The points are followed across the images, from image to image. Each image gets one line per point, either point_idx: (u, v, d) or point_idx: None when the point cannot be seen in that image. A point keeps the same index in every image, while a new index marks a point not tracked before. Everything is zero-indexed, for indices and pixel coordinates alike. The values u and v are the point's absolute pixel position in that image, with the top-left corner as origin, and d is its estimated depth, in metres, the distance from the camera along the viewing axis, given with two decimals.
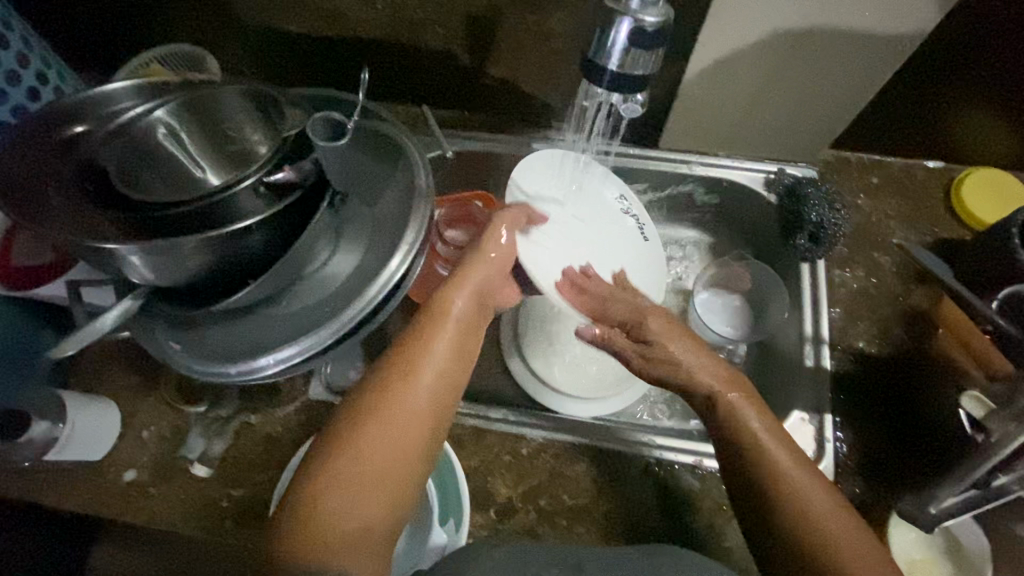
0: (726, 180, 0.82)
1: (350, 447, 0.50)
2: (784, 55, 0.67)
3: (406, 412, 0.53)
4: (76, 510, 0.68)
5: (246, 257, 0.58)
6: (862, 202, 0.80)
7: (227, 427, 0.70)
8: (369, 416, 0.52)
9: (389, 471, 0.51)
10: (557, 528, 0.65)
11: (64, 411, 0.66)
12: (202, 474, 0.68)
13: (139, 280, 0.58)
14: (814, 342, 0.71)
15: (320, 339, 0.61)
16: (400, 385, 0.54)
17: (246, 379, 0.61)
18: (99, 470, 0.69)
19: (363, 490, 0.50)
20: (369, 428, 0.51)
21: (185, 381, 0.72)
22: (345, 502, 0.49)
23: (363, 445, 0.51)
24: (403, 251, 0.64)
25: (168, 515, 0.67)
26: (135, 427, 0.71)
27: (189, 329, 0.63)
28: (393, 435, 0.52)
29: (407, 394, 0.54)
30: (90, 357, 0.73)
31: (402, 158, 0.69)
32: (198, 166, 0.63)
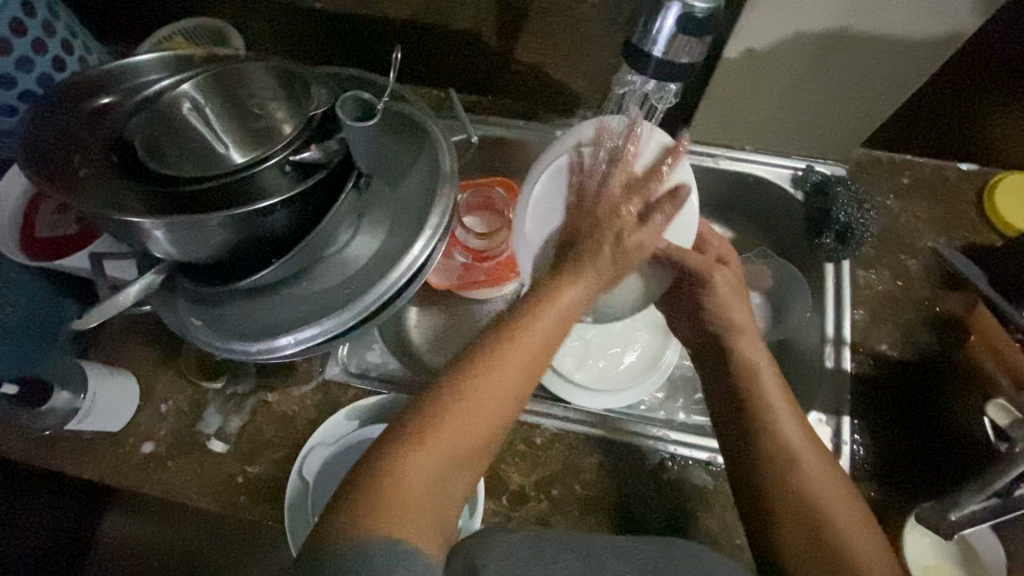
0: (753, 176, 0.81)
1: (436, 428, 0.46)
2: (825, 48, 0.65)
3: (503, 395, 0.48)
4: (95, 479, 0.69)
5: (270, 236, 0.58)
6: (893, 203, 0.79)
7: (244, 404, 0.71)
8: (460, 396, 0.47)
9: (468, 455, 0.47)
10: (569, 518, 0.65)
11: (85, 382, 0.66)
12: (219, 448, 0.69)
13: (163, 254, 0.58)
14: (836, 343, 0.71)
15: (341, 321, 0.61)
16: (513, 346, 0.49)
17: (266, 358, 0.61)
18: (118, 441, 0.70)
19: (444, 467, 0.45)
20: (466, 407, 0.46)
21: (204, 357, 0.73)
22: (439, 458, 0.45)
23: (450, 426, 0.46)
24: (426, 236, 0.63)
25: (185, 488, 0.68)
26: (154, 400, 0.72)
27: (211, 306, 0.63)
28: (495, 395, 0.47)
29: (504, 360, 0.48)
30: (111, 330, 0.74)
31: (427, 141, 0.68)
32: (221, 142, 0.61)
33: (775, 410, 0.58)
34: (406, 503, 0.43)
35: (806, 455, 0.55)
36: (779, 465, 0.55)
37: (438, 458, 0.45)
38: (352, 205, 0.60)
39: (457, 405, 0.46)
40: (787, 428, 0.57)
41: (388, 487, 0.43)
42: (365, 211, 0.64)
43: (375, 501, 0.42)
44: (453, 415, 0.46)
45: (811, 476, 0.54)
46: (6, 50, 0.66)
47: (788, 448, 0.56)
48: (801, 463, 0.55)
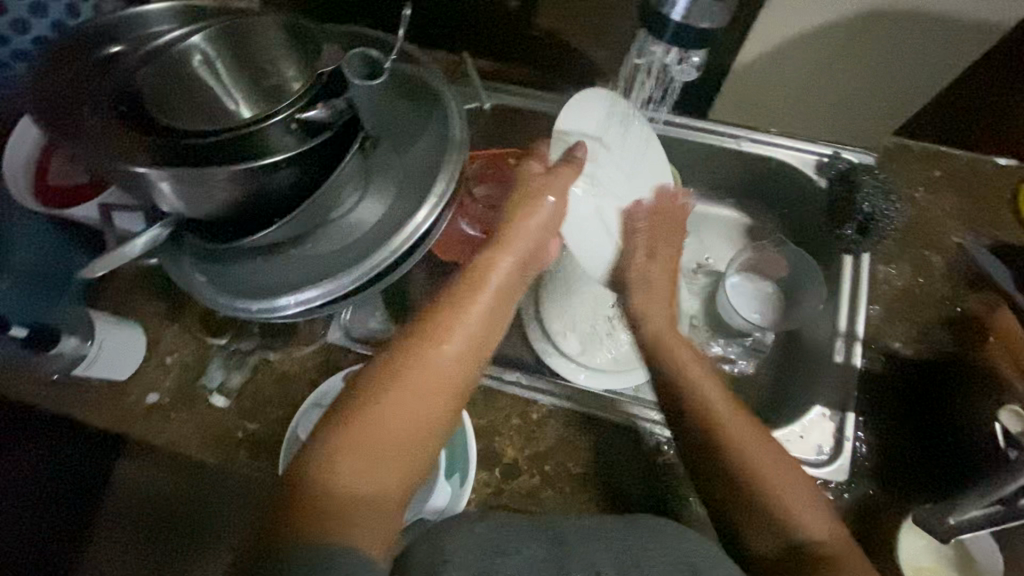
0: (774, 160, 0.77)
1: (360, 421, 0.45)
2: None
3: (431, 374, 0.48)
4: (101, 425, 0.71)
5: (274, 196, 0.57)
6: (921, 195, 0.75)
7: (246, 361, 0.71)
8: (384, 383, 0.47)
9: (399, 448, 0.45)
10: (559, 494, 0.65)
11: (92, 330, 0.68)
12: (221, 403, 0.70)
13: (169, 209, 0.58)
14: (846, 338, 0.68)
15: (342, 285, 0.61)
16: (438, 337, 0.49)
17: (266, 317, 0.61)
18: (123, 390, 0.71)
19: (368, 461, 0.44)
20: (394, 396, 0.46)
21: (209, 313, 0.74)
22: (367, 463, 0.44)
23: (382, 410, 0.45)
24: (431, 203, 0.62)
25: (186, 439, 0.69)
26: (159, 353, 0.73)
27: (215, 263, 0.63)
28: (418, 397, 0.47)
29: (432, 356, 0.48)
30: (120, 282, 0.75)
31: (438, 106, 0.66)
32: (231, 97, 0.62)
33: (705, 389, 0.57)
34: (344, 499, 0.43)
35: (748, 433, 0.54)
36: (734, 458, 0.53)
37: (361, 465, 0.44)
38: (357, 168, 0.59)
39: (383, 395, 0.46)
40: (725, 417, 0.55)
41: (319, 498, 0.42)
42: (371, 176, 0.63)
43: (303, 512, 0.42)
44: (380, 412, 0.45)
45: (755, 466, 0.52)
46: None
47: (736, 441, 0.54)
48: (738, 448, 0.53)
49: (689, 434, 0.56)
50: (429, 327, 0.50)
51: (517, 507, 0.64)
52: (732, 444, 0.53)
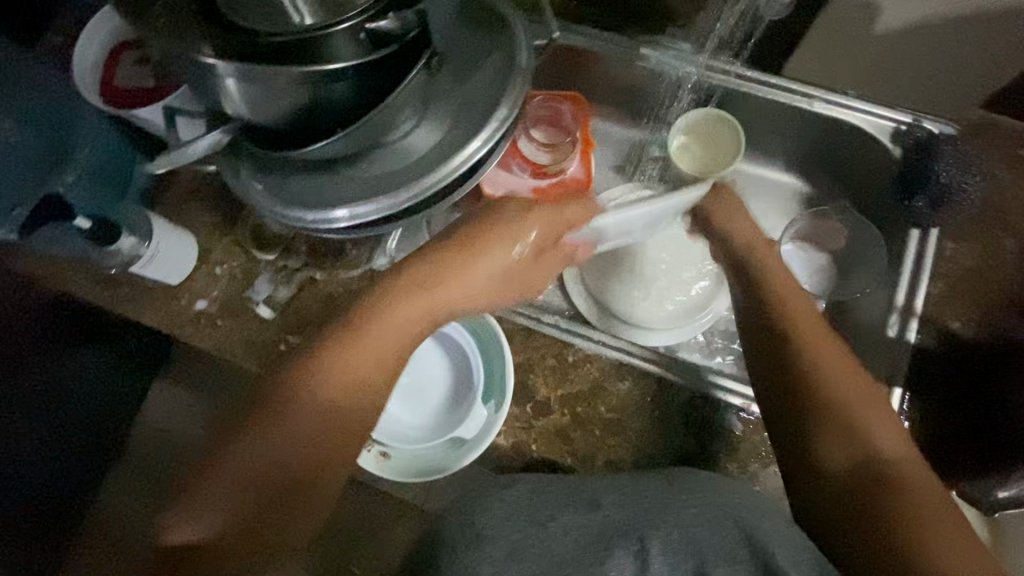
0: (847, 124, 0.73)
1: (288, 410, 0.55)
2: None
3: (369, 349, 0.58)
4: (152, 325, 0.73)
5: (336, 105, 0.57)
6: (1001, 174, 0.71)
7: (293, 277, 0.73)
8: (344, 353, 0.57)
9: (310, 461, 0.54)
10: (589, 436, 0.65)
11: (150, 231, 0.70)
12: (266, 315, 0.72)
13: (234, 112, 0.58)
14: (903, 312, 0.66)
15: (395, 203, 0.61)
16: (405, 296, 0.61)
17: (319, 229, 0.62)
18: (175, 294, 0.74)
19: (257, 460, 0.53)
20: (296, 416, 0.55)
21: (261, 229, 0.75)
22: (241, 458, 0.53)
23: (298, 412, 0.55)
24: (491, 130, 0.61)
25: (232, 346, 0.72)
26: (210, 263, 0.74)
27: (272, 172, 0.64)
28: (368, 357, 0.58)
29: (382, 325, 0.60)
30: (177, 190, 0.76)
31: (505, 32, 0.64)
32: (297, 10, 0.52)
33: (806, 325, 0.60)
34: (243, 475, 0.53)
35: (854, 410, 0.54)
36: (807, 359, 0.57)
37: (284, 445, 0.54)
38: (420, 86, 0.58)
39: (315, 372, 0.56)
40: (804, 324, 0.60)
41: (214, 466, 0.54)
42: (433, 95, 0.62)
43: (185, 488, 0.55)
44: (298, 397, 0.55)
45: (832, 381, 0.55)
46: None
47: (827, 373, 0.56)
48: (831, 380, 0.55)
49: (775, 398, 0.58)
50: (430, 283, 0.62)
51: (546, 443, 0.65)
52: (809, 347, 0.58)
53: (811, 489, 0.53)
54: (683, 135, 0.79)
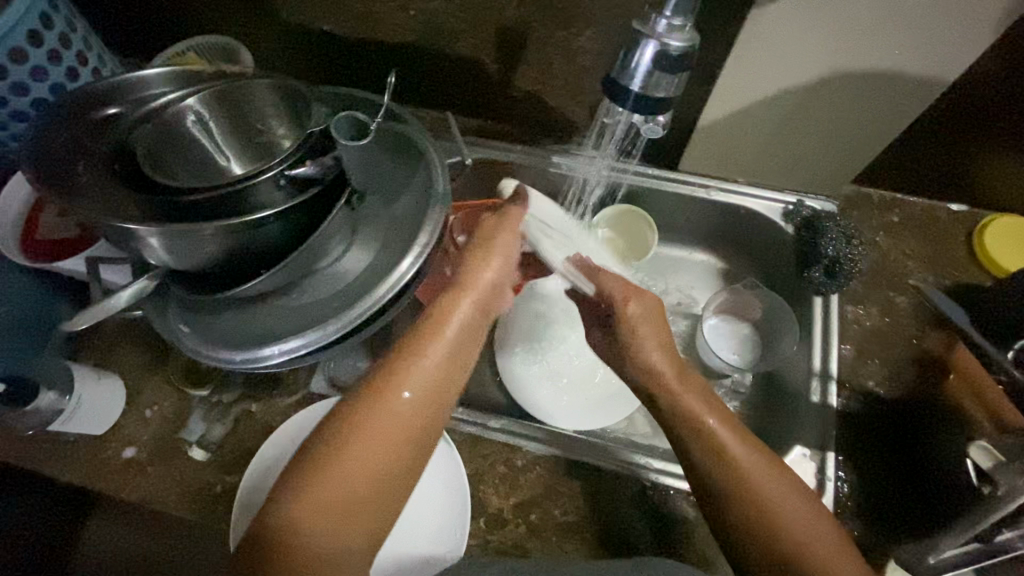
0: (744, 208, 0.81)
1: (330, 475, 0.46)
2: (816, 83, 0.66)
3: (397, 413, 0.48)
4: (75, 482, 0.69)
5: (260, 248, 0.59)
6: (881, 239, 0.79)
7: (229, 411, 0.71)
8: (368, 414, 0.48)
9: (389, 474, 0.48)
10: (546, 545, 0.64)
11: (72, 384, 0.67)
12: (200, 456, 0.68)
13: (156, 262, 0.59)
14: (822, 377, 0.71)
15: (326, 333, 0.62)
16: (353, 444, 0.47)
17: (251, 367, 0.62)
18: (100, 445, 0.70)
19: (339, 514, 0.45)
20: (361, 434, 0.47)
21: (193, 364, 0.74)
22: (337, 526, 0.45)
23: (361, 445, 0.47)
24: (415, 253, 0.64)
25: (162, 495, 0.67)
26: (139, 406, 0.72)
27: (198, 313, 0.64)
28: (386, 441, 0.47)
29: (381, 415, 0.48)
30: (103, 333, 0.75)
31: (422, 159, 0.70)
32: (223, 153, 0.64)
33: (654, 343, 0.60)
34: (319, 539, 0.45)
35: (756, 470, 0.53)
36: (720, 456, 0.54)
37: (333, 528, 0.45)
38: (343, 221, 0.61)
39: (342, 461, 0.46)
40: (722, 427, 0.55)
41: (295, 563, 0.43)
42: (358, 226, 0.65)
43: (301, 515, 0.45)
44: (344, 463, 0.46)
45: (751, 473, 0.53)
46: (22, 59, 0.65)
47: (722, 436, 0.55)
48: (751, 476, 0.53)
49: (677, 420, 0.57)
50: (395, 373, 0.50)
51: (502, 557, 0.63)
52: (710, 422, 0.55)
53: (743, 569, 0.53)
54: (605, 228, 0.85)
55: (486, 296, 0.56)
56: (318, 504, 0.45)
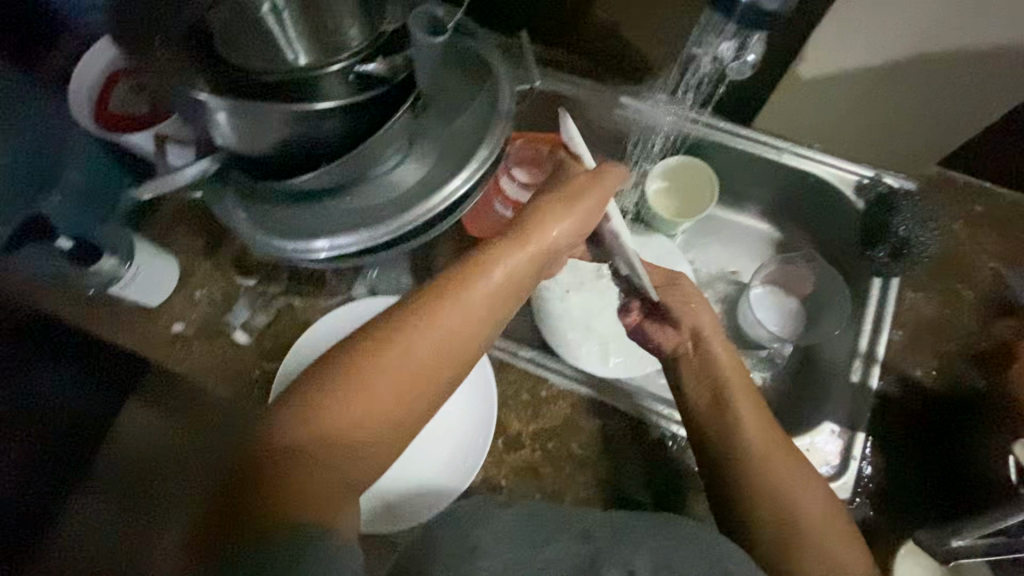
0: (813, 176, 0.77)
1: (308, 430, 0.44)
2: (911, 54, 0.68)
3: (414, 361, 0.47)
4: (128, 346, 0.73)
5: (321, 142, 0.59)
6: (958, 228, 0.74)
7: (273, 303, 0.74)
8: (350, 383, 0.45)
9: (380, 433, 0.46)
10: (559, 473, 0.66)
11: (131, 254, 0.71)
12: (243, 339, 0.72)
13: (222, 144, 0.60)
14: (865, 358, 0.68)
15: (374, 236, 0.63)
16: (375, 368, 0.46)
17: (301, 258, 0.64)
18: (152, 316, 0.74)
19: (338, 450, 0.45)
20: (376, 377, 0.46)
21: (243, 254, 0.76)
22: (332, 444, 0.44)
23: (361, 384, 0.46)
24: (470, 170, 0.63)
25: (205, 370, 0.72)
26: (190, 286, 0.75)
27: (255, 202, 0.66)
28: (399, 380, 0.47)
29: (400, 358, 0.47)
30: (163, 214, 0.78)
31: (490, 78, 0.67)
32: (292, 49, 0.59)
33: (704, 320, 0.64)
34: (309, 466, 0.43)
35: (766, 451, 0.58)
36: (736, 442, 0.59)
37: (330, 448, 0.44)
38: (404, 127, 0.61)
39: (348, 395, 0.45)
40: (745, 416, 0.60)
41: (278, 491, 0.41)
42: (416, 136, 0.64)
43: (295, 444, 0.43)
44: (357, 395, 0.45)
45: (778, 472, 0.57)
46: None
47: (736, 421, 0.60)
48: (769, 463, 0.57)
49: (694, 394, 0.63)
50: (416, 316, 0.49)
51: (515, 477, 0.65)
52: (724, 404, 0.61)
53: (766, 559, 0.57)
54: (660, 181, 0.82)
55: (482, 309, 0.51)
56: (275, 475, 0.42)
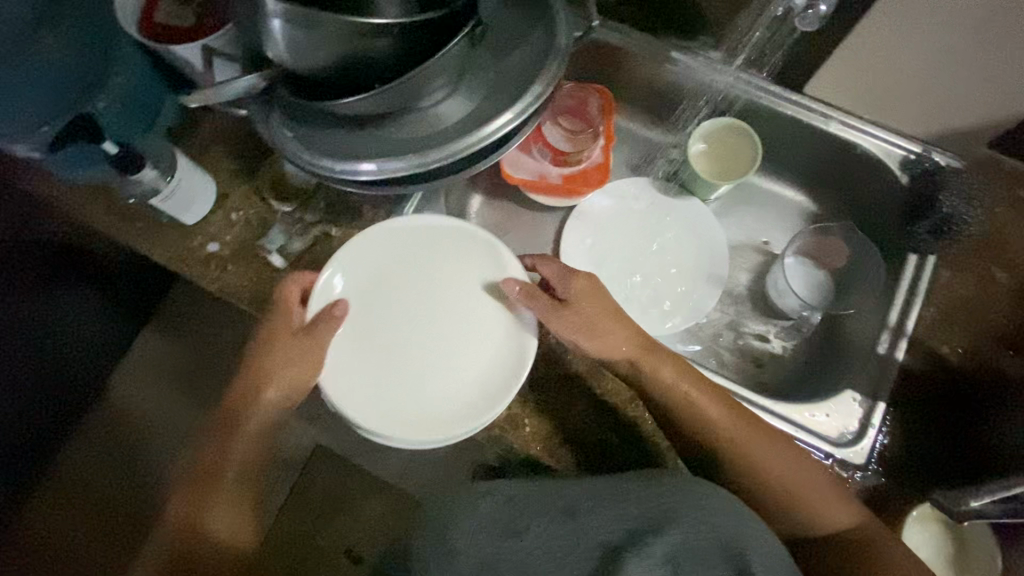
0: (860, 148, 0.76)
1: (208, 509, 0.64)
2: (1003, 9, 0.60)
3: (243, 451, 0.66)
4: (163, 261, 0.74)
5: (373, 64, 0.57)
6: (1001, 211, 0.74)
7: (309, 231, 0.74)
8: (207, 479, 0.65)
9: (245, 474, 0.66)
10: (582, 417, 0.67)
11: (174, 167, 0.70)
12: (278, 264, 0.73)
13: (274, 57, 0.59)
14: (894, 332, 0.69)
15: (421, 164, 0.62)
16: (213, 474, 0.65)
17: (347, 180, 0.63)
18: (188, 234, 0.74)
19: (232, 516, 0.65)
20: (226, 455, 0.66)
21: (280, 180, 0.76)
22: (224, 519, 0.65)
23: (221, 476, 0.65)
24: (522, 106, 0.62)
25: (238, 291, 0.72)
26: (226, 208, 0.75)
27: (302, 120, 0.65)
28: (245, 459, 0.66)
29: (232, 443, 0.66)
30: (202, 135, 0.78)
31: (547, 12, 0.65)
32: None
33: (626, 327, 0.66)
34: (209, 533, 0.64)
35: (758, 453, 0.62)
36: (712, 430, 0.63)
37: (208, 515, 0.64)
38: (458, 55, 0.58)
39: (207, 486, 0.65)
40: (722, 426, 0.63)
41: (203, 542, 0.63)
42: (468, 66, 0.62)
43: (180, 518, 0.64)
44: (220, 484, 0.65)
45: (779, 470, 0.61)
46: None
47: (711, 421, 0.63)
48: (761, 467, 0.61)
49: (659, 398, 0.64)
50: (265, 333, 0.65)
51: (539, 416, 0.67)
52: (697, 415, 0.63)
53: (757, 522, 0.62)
54: (702, 143, 0.82)
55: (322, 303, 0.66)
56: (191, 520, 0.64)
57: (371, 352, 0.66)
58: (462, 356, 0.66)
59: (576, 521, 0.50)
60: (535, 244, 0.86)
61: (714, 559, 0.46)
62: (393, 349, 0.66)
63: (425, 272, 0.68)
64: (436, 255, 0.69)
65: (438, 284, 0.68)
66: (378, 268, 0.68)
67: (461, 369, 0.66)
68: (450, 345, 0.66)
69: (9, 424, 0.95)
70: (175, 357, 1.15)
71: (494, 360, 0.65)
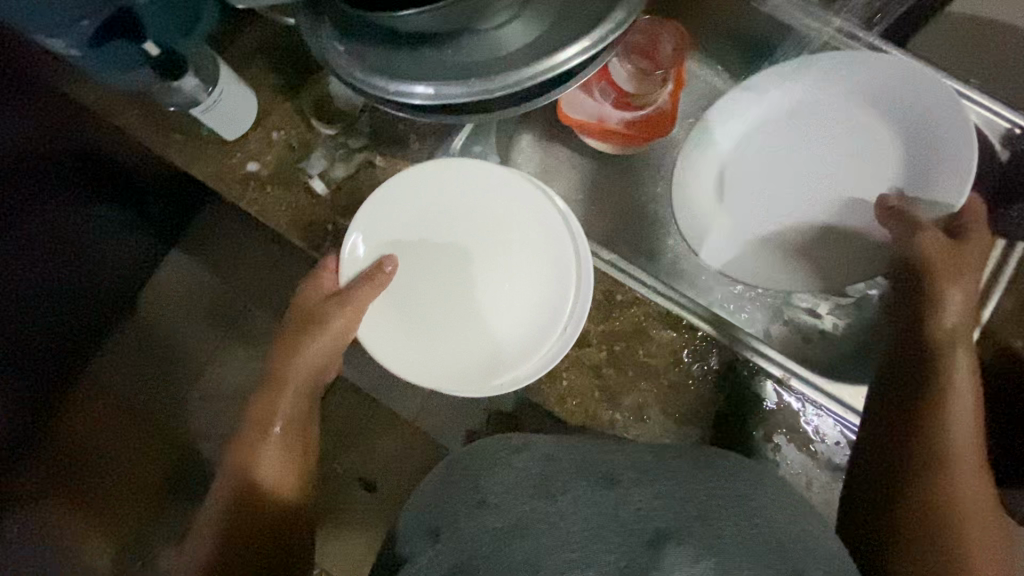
0: (959, 116, 0.69)
1: (273, 456, 0.65)
2: None
3: (296, 396, 0.67)
4: (200, 177, 0.71)
5: None
6: None
7: (352, 157, 0.70)
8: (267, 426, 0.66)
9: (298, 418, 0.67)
10: (623, 376, 0.65)
11: (216, 77, 0.66)
12: (319, 190, 0.69)
13: None
14: (966, 320, 0.64)
15: (478, 95, 0.55)
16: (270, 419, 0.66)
17: (399, 104, 0.58)
18: (227, 151, 0.71)
19: (288, 464, 0.66)
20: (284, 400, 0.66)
21: (325, 101, 0.72)
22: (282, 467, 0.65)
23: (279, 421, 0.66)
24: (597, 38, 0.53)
25: (277, 215, 0.69)
26: (267, 126, 0.71)
27: (355, 33, 0.59)
28: (299, 403, 0.67)
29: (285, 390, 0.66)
30: (243, 44, 0.73)
31: None
32: None
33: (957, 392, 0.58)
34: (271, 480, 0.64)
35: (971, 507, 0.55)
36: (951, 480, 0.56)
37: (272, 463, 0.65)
38: None
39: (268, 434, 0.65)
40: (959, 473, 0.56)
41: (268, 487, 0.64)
42: None
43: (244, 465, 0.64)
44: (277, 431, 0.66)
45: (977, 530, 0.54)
46: None
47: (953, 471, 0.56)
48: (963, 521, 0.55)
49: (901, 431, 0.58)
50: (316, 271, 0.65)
51: (579, 371, 0.65)
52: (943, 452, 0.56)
53: (868, 510, 0.58)
54: None
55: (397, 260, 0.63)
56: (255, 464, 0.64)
57: (413, 299, 0.64)
58: (499, 304, 0.64)
59: (617, 491, 0.46)
60: (583, 193, 0.82)
61: (771, 559, 0.42)
62: (429, 295, 0.64)
63: (458, 216, 0.65)
64: (476, 199, 0.65)
65: (487, 222, 0.65)
66: (409, 216, 0.65)
67: (506, 311, 0.64)
68: (485, 292, 0.65)
69: (49, 334, 0.95)
70: (208, 282, 1.16)
71: (536, 304, 0.64)
